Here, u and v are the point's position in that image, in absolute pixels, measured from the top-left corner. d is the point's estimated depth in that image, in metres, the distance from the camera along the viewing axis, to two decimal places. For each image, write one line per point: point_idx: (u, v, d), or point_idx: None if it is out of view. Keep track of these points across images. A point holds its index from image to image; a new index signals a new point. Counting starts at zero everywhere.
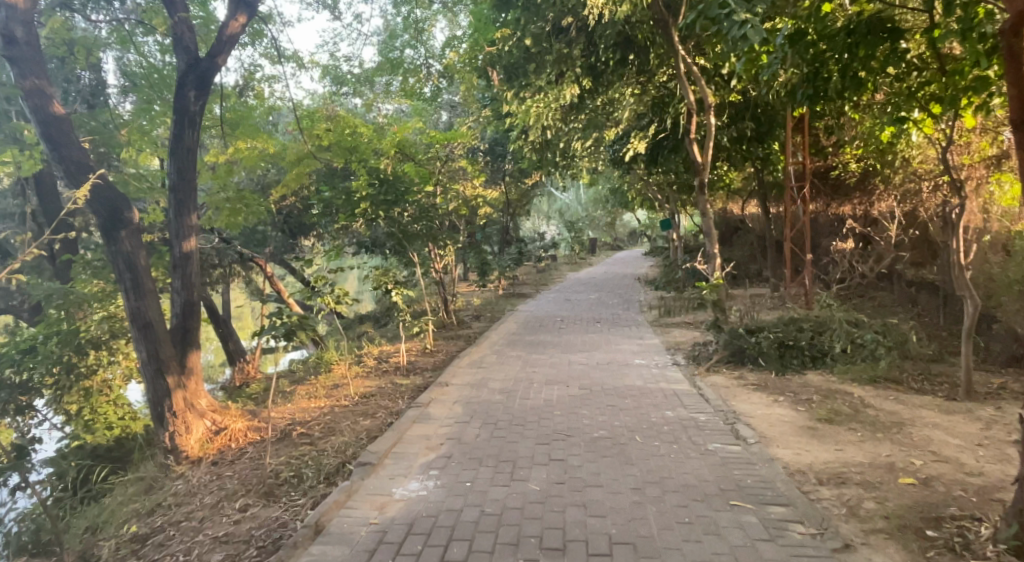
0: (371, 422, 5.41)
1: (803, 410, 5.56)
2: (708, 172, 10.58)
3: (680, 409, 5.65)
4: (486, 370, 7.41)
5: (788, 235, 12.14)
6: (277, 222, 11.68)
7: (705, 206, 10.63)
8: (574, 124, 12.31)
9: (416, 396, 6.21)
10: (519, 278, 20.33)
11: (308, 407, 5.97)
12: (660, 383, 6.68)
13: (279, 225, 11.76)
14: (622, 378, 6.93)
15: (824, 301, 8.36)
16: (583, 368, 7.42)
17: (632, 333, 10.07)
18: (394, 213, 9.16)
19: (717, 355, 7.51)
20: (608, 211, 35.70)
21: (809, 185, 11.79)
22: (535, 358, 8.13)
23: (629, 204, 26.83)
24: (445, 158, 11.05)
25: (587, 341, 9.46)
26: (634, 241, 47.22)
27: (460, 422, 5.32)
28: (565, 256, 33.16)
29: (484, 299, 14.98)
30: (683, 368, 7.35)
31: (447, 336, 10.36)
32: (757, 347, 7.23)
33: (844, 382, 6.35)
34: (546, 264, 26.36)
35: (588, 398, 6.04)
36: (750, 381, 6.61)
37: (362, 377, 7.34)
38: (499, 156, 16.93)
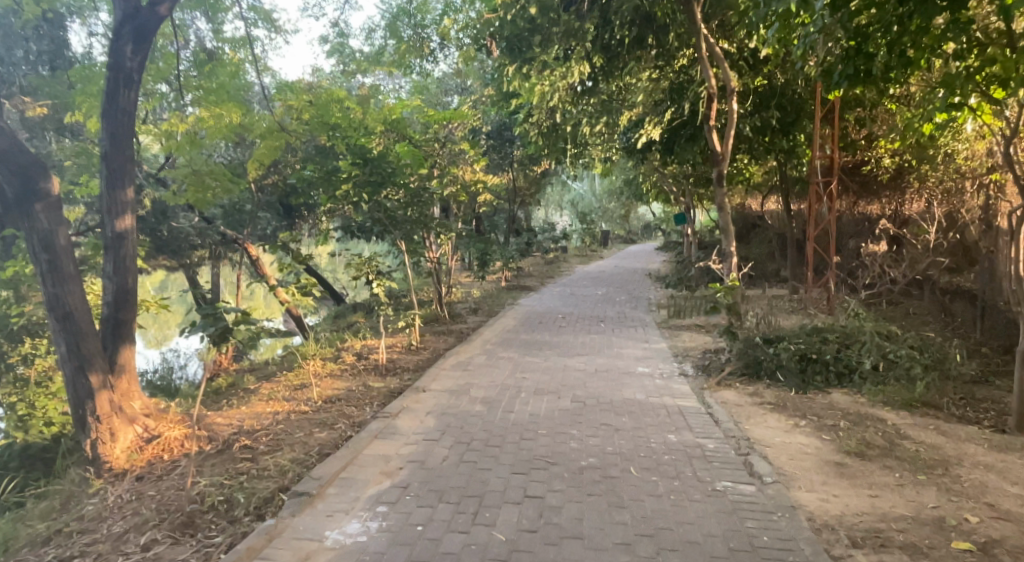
0: (327, 435, 4.70)
1: (829, 440, 4.78)
2: (727, 163, 9.76)
3: (685, 433, 4.88)
4: (471, 373, 6.69)
5: (811, 234, 11.27)
6: (265, 202, 11.02)
7: (723, 200, 9.80)
8: (585, 107, 11.49)
9: (385, 404, 5.50)
10: (524, 270, 19.58)
11: (262, 412, 5.28)
12: (663, 398, 5.91)
13: (266, 204, 11.09)
14: (621, 389, 6.17)
15: (852, 308, 7.53)
16: (578, 376, 6.66)
17: (637, 335, 9.27)
18: (381, 196, 8.45)
19: (729, 367, 6.71)
20: (622, 203, 34.73)
21: (836, 181, 10.91)
22: (527, 361, 7.38)
23: (643, 196, 25.93)
24: (442, 139, 10.30)
25: (587, 342, 8.70)
26: (647, 235, 46.26)
27: (429, 440, 4.60)
28: (576, 248, 32.38)
29: (485, 291, 14.27)
30: (690, 380, 6.57)
31: (437, 331, 9.66)
32: (776, 360, 6.43)
33: (875, 405, 5.54)
34: (554, 256, 25.61)
35: (580, 414, 5.29)
36: (766, 399, 5.82)
37: (334, 376, 6.65)
38: (506, 142, 16.13)
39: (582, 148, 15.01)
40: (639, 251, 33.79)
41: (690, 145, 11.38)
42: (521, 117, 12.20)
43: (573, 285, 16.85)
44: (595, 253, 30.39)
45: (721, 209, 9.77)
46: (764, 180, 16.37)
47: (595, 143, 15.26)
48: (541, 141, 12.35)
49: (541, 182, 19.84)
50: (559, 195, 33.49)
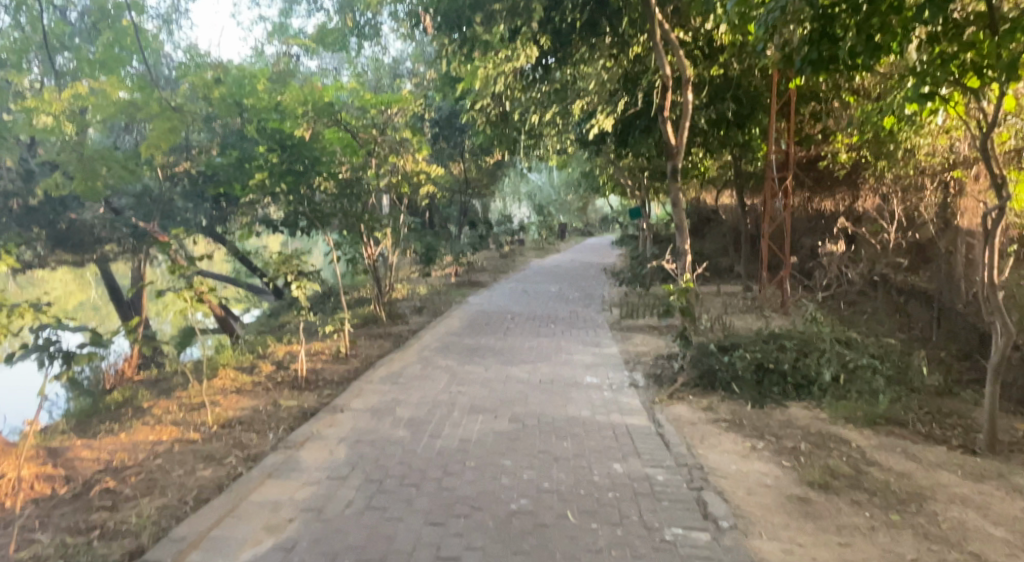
0: (212, 474, 3.95)
1: (790, 467, 4.28)
2: (682, 157, 9.30)
3: (632, 461, 4.31)
4: (401, 387, 5.99)
5: (767, 231, 10.94)
6: (184, 191, 10.07)
7: (678, 195, 9.31)
8: (534, 92, 10.84)
9: (293, 430, 4.77)
10: (476, 264, 18.92)
11: (142, 443, 4.46)
12: (610, 415, 5.34)
13: (184, 193, 10.11)
14: (565, 405, 5.57)
15: (810, 312, 7.14)
16: (518, 389, 6.03)
17: (587, 339, 8.71)
18: (305, 187, 7.61)
19: (682, 378, 6.20)
20: (579, 195, 34.33)
21: (793, 176, 10.61)
22: (466, 371, 6.72)
23: (599, 189, 25.52)
24: (380, 125, 9.51)
25: (534, 347, 8.09)
26: (605, 228, 46.20)
27: (334, 478, 3.90)
28: (532, 240, 31.87)
29: (432, 288, 13.56)
30: (640, 392, 6.02)
31: (373, 335, 8.91)
32: (732, 370, 5.95)
33: (838, 422, 5.09)
34: (510, 249, 25.04)
35: (516, 439, 4.65)
36: (722, 416, 5.31)
37: (242, 392, 5.86)
38: (457, 131, 15.44)
39: (534, 137, 14.41)
40: (596, 244, 33.51)
41: (645, 137, 10.89)
42: (468, 103, 11.50)
43: (524, 281, 16.24)
44: (552, 246, 29.91)
45: (675, 205, 9.30)
46: (720, 174, 16.08)
47: (548, 133, 14.66)
48: (490, 130, 11.70)
49: (495, 173, 19.18)
50: (516, 187, 32.91)
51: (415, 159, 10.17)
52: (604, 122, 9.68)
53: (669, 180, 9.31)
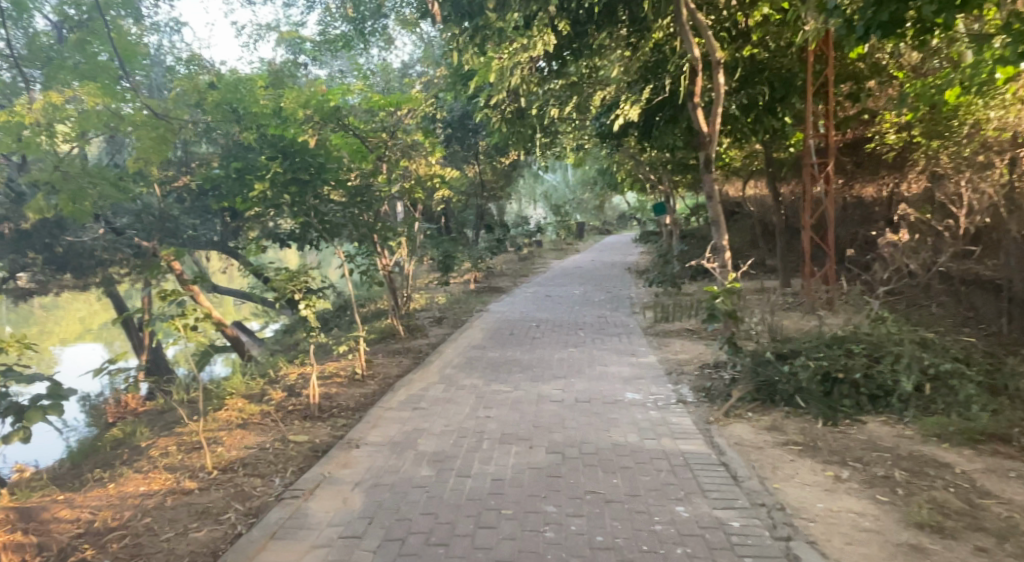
0: (206, 536, 3.36)
1: (887, 502, 3.59)
2: (716, 146, 8.62)
3: (696, 500, 3.65)
4: (422, 414, 5.38)
5: (808, 221, 10.20)
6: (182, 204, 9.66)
7: (712, 187, 8.60)
8: (551, 85, 10.20)
9: (303, 473, 4.19)
10: (495, 270, 18.32)
11: (130, 497, 3.90)
12: (661, 440, 4.68)
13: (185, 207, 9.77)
14: (607, 429, 4.92)
15: (875, 310, 6.42)
16: (553, 411, 5.40)
17: (621, 347, 8.04)
18: (315, 198, 6.93)
19: (737, 392, 5.51)
20: (596, 193, 33.57)
21: (834, 160, 9.89)
22: (492, 391, 6.10)
23: (618, 186, 24.78)
24: (390, 127, 8.93)
25: (564, 359, 7.45)
26: (623, 226, 45.34)
27: (349, 537, 3.29)
28: (550, 242, 31.21)
29: (452, 296, 12.98)
30: (690, 411, 5.34)
31: (391, 351, 8.33)
32: (795, 382, 5.28)
33: (930, 442, 4.38)
34: (529, 252, 24.41)
35: (557, 476, 4.01)
36: (791, 437, 4.63)
37: (248, 427, 5.29)
38: (470, 132, 14.93)
39: (551, 130, 13.75)
40: (616, 242, 32.74)
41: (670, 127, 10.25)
42: (482, 102, 10.92)
43: (546, 285, 15.59)
44: (570, 247, 29.19)
45: (710, 198, 8.60)
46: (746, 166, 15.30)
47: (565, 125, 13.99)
48: (506, 128, 11.10)
49: (511, 175, 18.61)
50: (532, 188, 32.28)
51: (428, 163, 9.56)
52: (630, 112, 8.96)
53: (702, 171, 8.62)
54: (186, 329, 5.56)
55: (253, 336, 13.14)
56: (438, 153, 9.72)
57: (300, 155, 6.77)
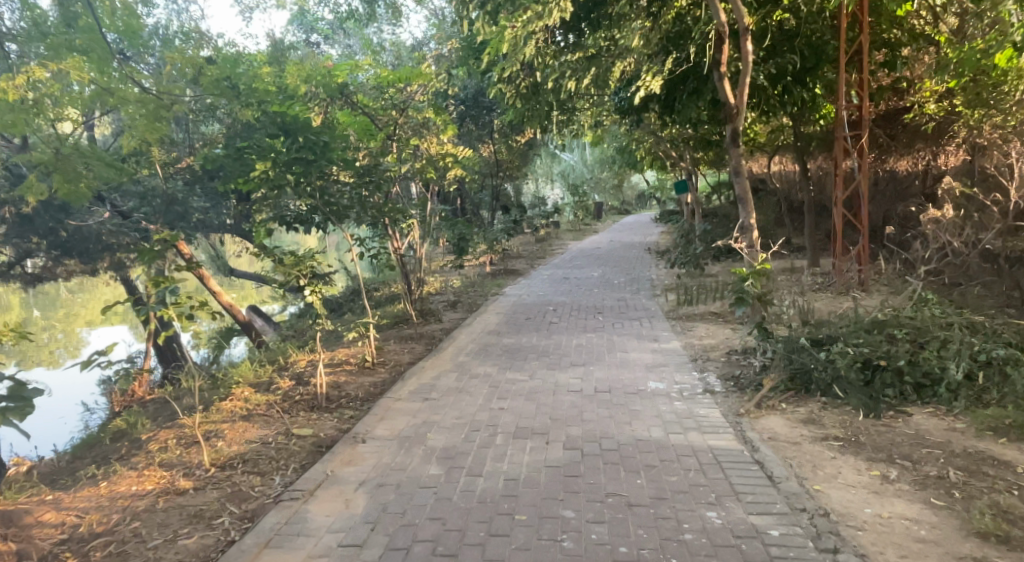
0: (196, 544, 3.11)
1: (943, 507, 3.22)
2: (744, 118, 8.12)
3: (728, 504, 3.32)
4: (433, 405, 5.11)
5: (840, 198, 9.69)
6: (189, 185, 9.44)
7: (740, 162, 8.14)
8: (568, 56, 9.79)
9: (304, 471, 3.94)
10: (512, 252, 17.98)
11: (121, 498, 3.68)
12: (687, 434, 4.34)
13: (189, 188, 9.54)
14: (629, 422, 4.59)
15: (918, 291, 5.98)
16: (571, 402, 5.09)
17: (642, 332, 7.69)
18: (321, 178, 6.58)
19: (768, 381, 5.15)
20: (614, 172, 32.94)
21: (868, 132, 9.36)
22: (507, 380, 5.80)
23: (637, 165, 24.18)
24: (400, 104, 8.58)
25: (583, 345, 7.12)
26: (641, 206, 44.62)
27: (348, 546, 3.02)
28: (568, 223, 30.75)
29: (467, 280, 12.70)
30: (719, 402, 4.99)
31: (404, 338, 8.08)
32: (832, 371, 4.91)
33: (987, 437, 3.98)
34: (547, 233, 24.01)
35: (575, 476, 3.70)
36: (830, 431, 4.26)
37: (251, 419, 5.06)
38: (484, 109, 14.54)
39: (568, 106, 13.30)
40: (634, 222, 32.20)
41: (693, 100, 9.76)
42: (495, 77, 10.51)
43: (563, 266, 15.23)
44: (588, 227, 28.72)
45: (736, 174, 8.12)
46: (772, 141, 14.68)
47: (582, 99, 13.50)
48: (520, 104, 10.70)
49: (527, 154, 18.19)
50: (548, 167, 31.77)
51: (440, 141, 9.21)
52: (652, 83, 8.45)
53: (728, 145, 8.15)
54: (184, 317, 5.04)
55: (268, 321, 12.96)
56: (450, 131, 9.35)
57: (301, 132, 6.34)
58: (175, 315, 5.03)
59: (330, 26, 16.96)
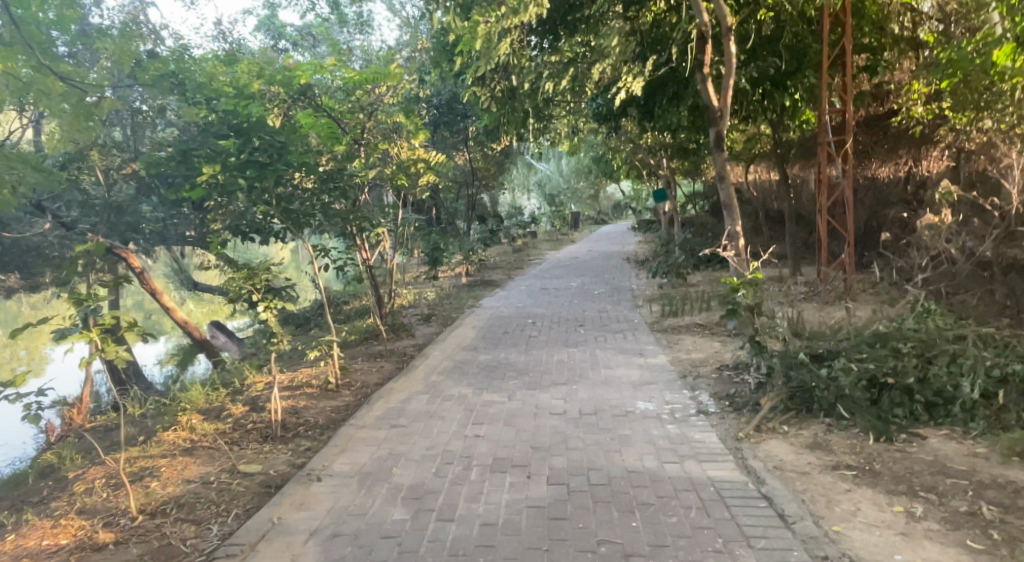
0: None
1: (983, 549, 2.82)
2: (728, 122, 7.80)
3: (739, 551, 2.87)
4: (401, 433, 4.59)
5: (824, 204, 9.44)
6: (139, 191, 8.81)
7: (725, 166, 7.81)
8: (544, 57, 9.49)
9: (248, 518, 3.39)
10: (489, 262, 17.50)
11: (24, 557, 3.09)
12: (684, 464, 3.90)
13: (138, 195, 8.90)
14: (619, 450, 4.14)
15: (918, 301, 5.65)
16: (554, 427, 4.62)
17: (626, 346, 7.26)
18: (281, 183, 6.04)
19: (767, 401, 4.74)
20: (591, 181, 32.76)
21: (852, 137, 9.16)
22: (483, 402, 5.31)
23: (614, 174, 23.97)
24: (368, 108, 8.10)
25: (564, 362, 6.66)
26: (618, 216, 44.56)
27: None
28: (545, 232, 30.45)
29: (441, 291, 12.20)
30: (714, 424, 4.57)
31: (373, 355, 7.54)
32: (836, 389, 4.53)
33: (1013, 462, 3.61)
34: (524, 243, 23.62)
35: (562, 518, 3.23)
36: (841, 458, 3.86)
37: (194, 453, 4.48)
38: (458, 116, 14.15)
39: (544, 111, 12.97)
40: (611, 232, 31.96)
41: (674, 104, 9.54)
42: (469, 81, 10.11)
43: (542, 277, 14.81)
44: (566, 237, 28.42)
45: (722, 179, 7.78)
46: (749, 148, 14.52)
47: (558, 104, 13.18)
48: (496, 109, 10.31)
49: (503, 163, 17.83)
50: (525, 177, 31.48)
51: (411, 147, 8.75)
52: (633, 84, 8.11)
53: (712, 149, 7.81)
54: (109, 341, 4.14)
55: (233, 337, 12.30)
56: (422, 136, 8.89)
57: (255, 133, 5.81)
58: (99, 338, 4.13)
59: (300, 33, 16.48)
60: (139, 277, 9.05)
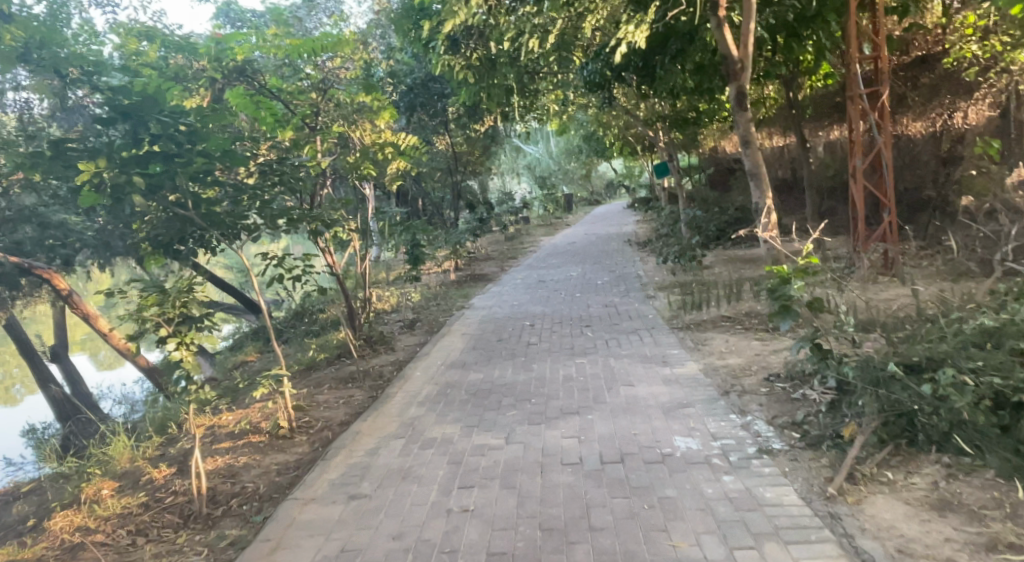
0: None
1: None
2: (750, 74, 6.51)
3: None
4: (359, 512, 3.36)
5: (859, 166, 8.21)
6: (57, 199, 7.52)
7: (748, 129, 6.55)
8: (523, 9, 7.83)
9: None
10: (479, 254, 16.27)
11: None
12: (763, 550, 2.68)
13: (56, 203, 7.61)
14: (666, 527, 2.92)
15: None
16: (569, 488, 3.40)
17: (644, 352, 6.04)
18: (201, 179, 4.77)
19: (852, 433, 3.52)
20: (582, 161, 31.47)
21: (888, 86, 7.94)
22: (473, 449, 4.07)
23: (607, 152, 22.64)
24: (322, 85, 7.00)
25: (573, 379, 5.42)
26: (612, 195, 43.17)
27: None
28: (538, 217, 29.20)
29: (426, 292, 10.97)
30: (788, 472, 3.35)
31: (343, 380, 6.31)
32: (950, 414, 3.33)
33: None
34: (516, 230, 22.39)
35: None
36: (994, 528, 2.64)
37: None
38: (435, 96, 12.95)
39: (528, 83, 11.72)
40: (607, 212, 30.70)
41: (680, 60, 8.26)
42: (439, 48, 8.84)
43: (536, 266, 13.59)
44: (560, 221, 27.15)
45: (746, 145, 6.54)
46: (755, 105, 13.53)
47: (543, 74, 11.94)
48: (473, 80, 9.07)
49: (488, 146, 16.52)
50: (513, 161, 30.15)
51: (373, 128, 7.55)
52: (636, 35, 6.80)
53: (733, 109, 6.56)
54: None
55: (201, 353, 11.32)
56: (388, 115, 7.57)
57: (148, 115, 4.44)
58: None
59: (258, 17, 15.09)
60: (64, 297, 7.80)
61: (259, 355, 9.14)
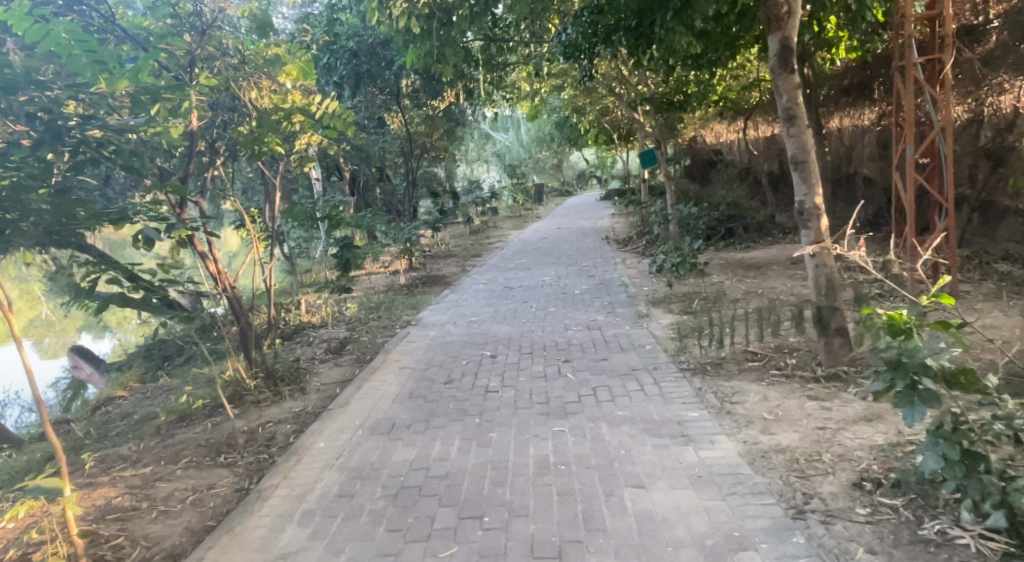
0: None
1: None
2: (798, 23, 4.66)
3: None
4: None
5: (911, 157, 6.50)
6: None
7: (789, 100, 4.71)
8: None
9: None
10: (438, 251, 14.31)
11: None
12: None
13: None
14: None
15: None
16: None
17: (649, 414, 4.20)
18: None
19: None
20: (554, 150, 29.69)
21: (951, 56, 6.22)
22: None
23: (580, 139, 20.76)
24: (199, 22, 4.97)
25: (548, 466, 3.54)
26: (582, 185, 41.30)
27: None
28: (506, 207, 27.28)
29: (366, 301, 9.00)
30: None
31: (215, 450, 4.31)
32: None
33: None
34: (482, 222, 20.46)
35: None
36: None
37: None
38: (386, 65, 11.05)
39: (495, 52, 9.83)
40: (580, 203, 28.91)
41: None
42: None
43: (502, 267, 11.71)
44: (528, 213, 25.27)
45: (789, 121, 4.72)
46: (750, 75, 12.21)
47: (511, 45, 10.09)
48: (417, 31, 7.09)
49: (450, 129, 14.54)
50: (481, 149, 27.98)
51: (275, 89, 5.53)
52: None
53: (773, 71, 4.70)
54: None
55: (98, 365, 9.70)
56: (297, 71, 5.45)
57: None
58: None
59: None
60: None
61: (137, 387, 7.03)
